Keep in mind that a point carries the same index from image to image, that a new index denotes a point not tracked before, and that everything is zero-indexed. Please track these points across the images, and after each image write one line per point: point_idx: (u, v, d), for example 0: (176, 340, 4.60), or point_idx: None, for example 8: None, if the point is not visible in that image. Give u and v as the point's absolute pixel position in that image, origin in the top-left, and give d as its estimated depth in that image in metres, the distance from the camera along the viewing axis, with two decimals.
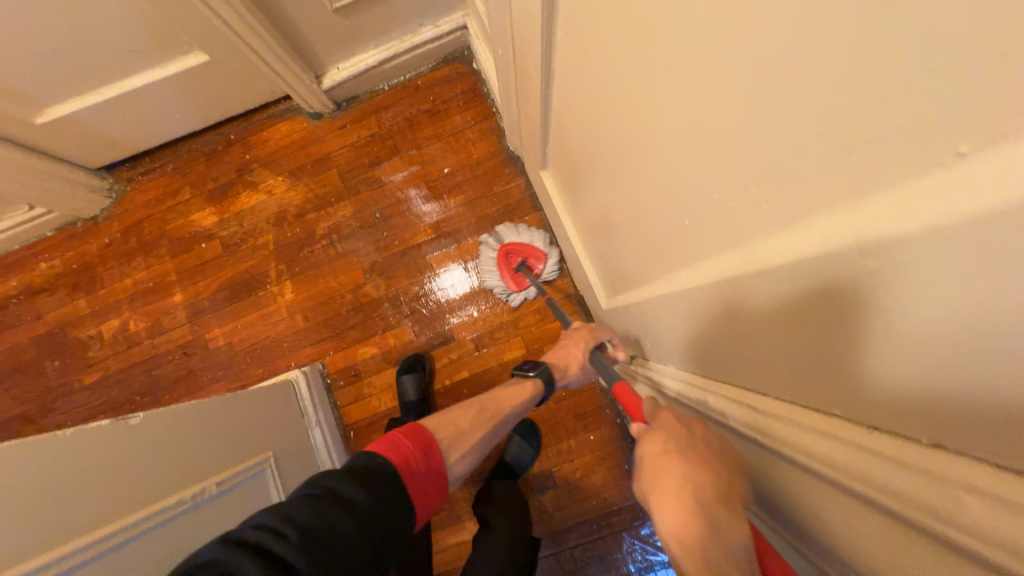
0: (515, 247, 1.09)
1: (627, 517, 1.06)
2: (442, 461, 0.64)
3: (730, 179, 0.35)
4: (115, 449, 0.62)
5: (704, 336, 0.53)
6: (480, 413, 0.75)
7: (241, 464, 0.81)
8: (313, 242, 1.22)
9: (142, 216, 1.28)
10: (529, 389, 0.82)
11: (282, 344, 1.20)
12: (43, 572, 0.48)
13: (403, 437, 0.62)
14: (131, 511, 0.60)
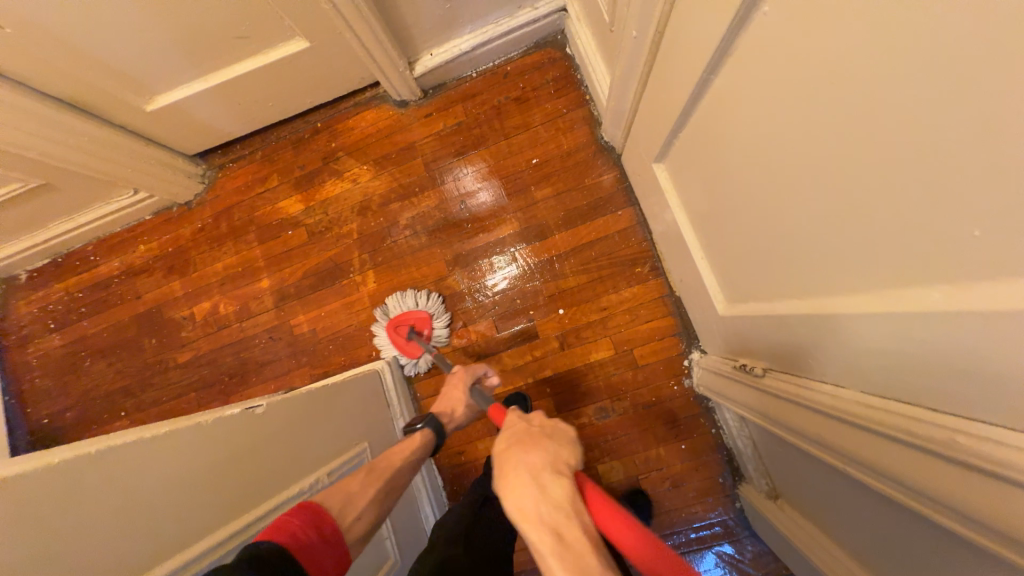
0: (400, 320, 1.14)
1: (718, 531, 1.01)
2: (337, 528, 0.59)
3: (914, 231, 0.35)
4: (246, 437, 0.63)
5: (844, 367, 0.52)
6: (369, 474, 0.70)
7: (344, 454, 0.82)
8: (396, 233, 1.21)
9: (232, 202, 1.31)
10: (415, 441, 0.81)
11: (365, 333, 1.21)
12: (197, 563, 0.49)
13: (287, 517, 0.57)
14: (261, 500, 0.61)
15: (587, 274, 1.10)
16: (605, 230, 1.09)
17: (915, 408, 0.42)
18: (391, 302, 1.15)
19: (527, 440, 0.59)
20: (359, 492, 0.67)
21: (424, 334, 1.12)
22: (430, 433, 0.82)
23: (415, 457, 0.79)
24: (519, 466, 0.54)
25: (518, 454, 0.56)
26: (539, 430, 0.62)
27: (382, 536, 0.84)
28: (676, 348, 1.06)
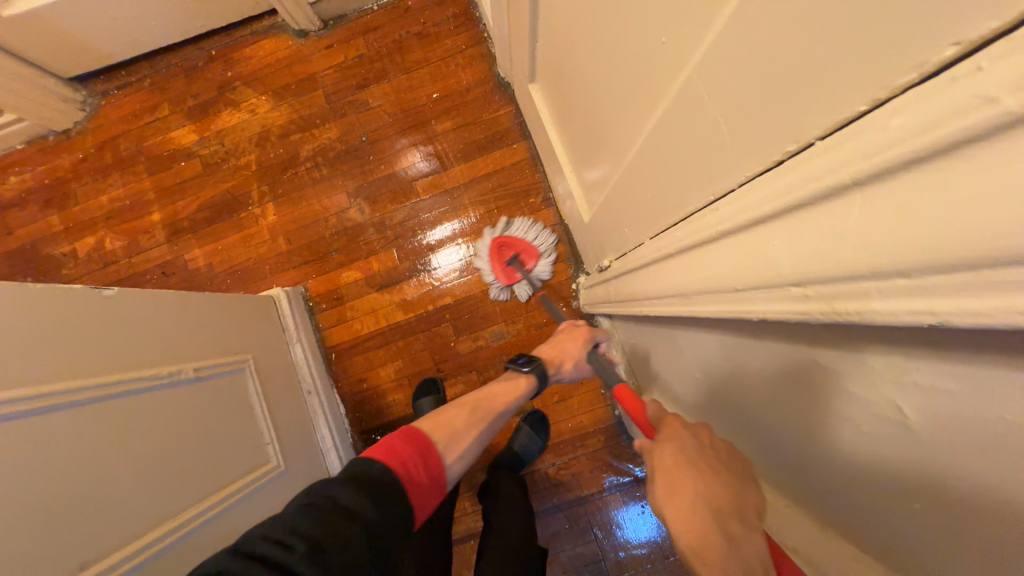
0: (508, 241, 1.10)
1: (601, 439, 1.10)
2: (441, 462, 0.58)
3: (636, 49, 0.40)
4: (100, 314, 0.64)
5: (636, 222, 0.58)
6: (473, 411, 0.68)
7: (220, 358, 0.83)
8: (296, 165, 1.20)
9: (118, 131, 1.24)
10: (519, 384, 0.77)
11: (264, 266, 1.19)
12: (18, 403, 0.50)
13: (400, 443, 0.56)
14: (111, 372, 0.62)
15: (485, 206, 1.15)
16: (500, 163, 1.15)
17: (662, 233, 0.48)
18: (515, 222, 1.11)
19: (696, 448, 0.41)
20: (465, 429, 0.64)
21: (528, 265, 1.10)
22: (535, 376, 0.78)
23: (514, 406, 0.75)
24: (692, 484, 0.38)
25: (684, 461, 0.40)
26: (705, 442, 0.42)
27: (263, 442, 0.85)
28: (565, 273, 1.13)
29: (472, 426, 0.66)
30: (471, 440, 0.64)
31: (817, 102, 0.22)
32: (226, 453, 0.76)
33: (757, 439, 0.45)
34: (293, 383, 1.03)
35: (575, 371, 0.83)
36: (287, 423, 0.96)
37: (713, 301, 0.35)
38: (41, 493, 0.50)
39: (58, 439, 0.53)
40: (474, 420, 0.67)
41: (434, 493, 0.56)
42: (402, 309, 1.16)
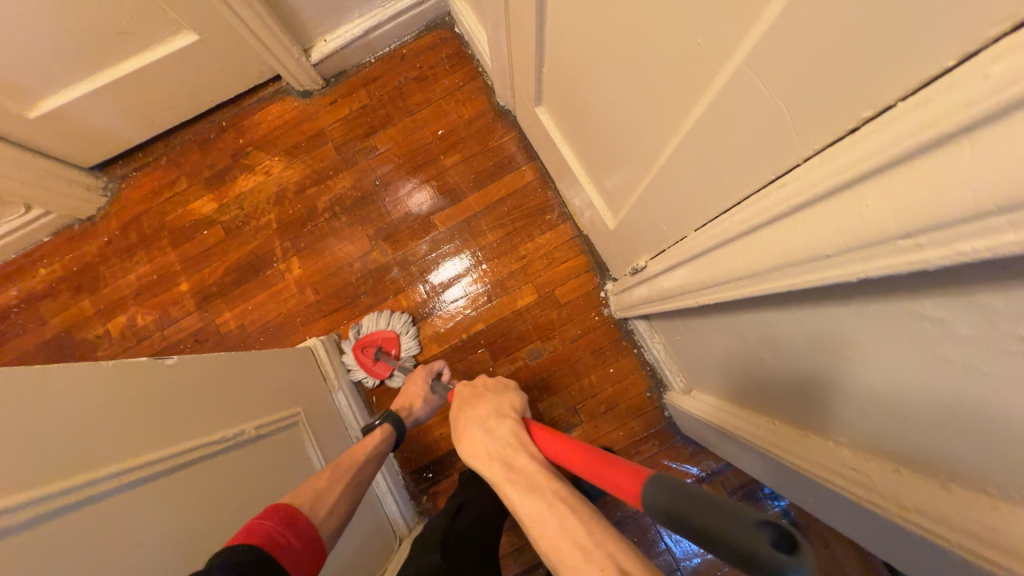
0: (366, 340, 1.14)
1: (655, 443, 1.09)
2: (310, 527, 0.64)
3: (666, 56, 0.43)
4: (161, 386, 0.65)
5: (674, 218, 0.60)
6: (334, 469, 0.78)
7: (276, 415, 0.83)
8: (316, 217, 1.23)
9: (141, 210, 1.28)
10: (378, 436, 0.90)
11: (295, 319, 1.21)
12: (103, 482, 0.51)
13: (260, 521, 0.60)
14: (180, 441, 0.63)
15: (503, 229, 1.18)
16: (513, 186, 1.18)
17: (713, 221, 0.50)
18: (363, 321, 1.16)
19: (473, 399, 0.74)
20: (327, 488, 0.73)
21: (392, 353, 1.13)
22: (390, 428, 0.92)
23: (381, 447, 0.88)
24: (467, 424, 0.66)
25: (483, 407, 0.68)
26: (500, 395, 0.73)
27: None
28: (592, 282, 1.14)
29: (336, 482, 0.75)
30: (336, 495, 0.72)
31: (896, 64, 0.24)
32: None
33: (851, 408, 0.45)
34: (341, 431, 1.03)
35: (426, 408, 1.00)
36: None
37: (791, 275, 0.37)
38: (133, 569, 0.50)
39: (136, 516, 0.53)
40: (337, 476, 0.76)
41: (305, 559, 0.61)
42: (437, 342, 1.17)
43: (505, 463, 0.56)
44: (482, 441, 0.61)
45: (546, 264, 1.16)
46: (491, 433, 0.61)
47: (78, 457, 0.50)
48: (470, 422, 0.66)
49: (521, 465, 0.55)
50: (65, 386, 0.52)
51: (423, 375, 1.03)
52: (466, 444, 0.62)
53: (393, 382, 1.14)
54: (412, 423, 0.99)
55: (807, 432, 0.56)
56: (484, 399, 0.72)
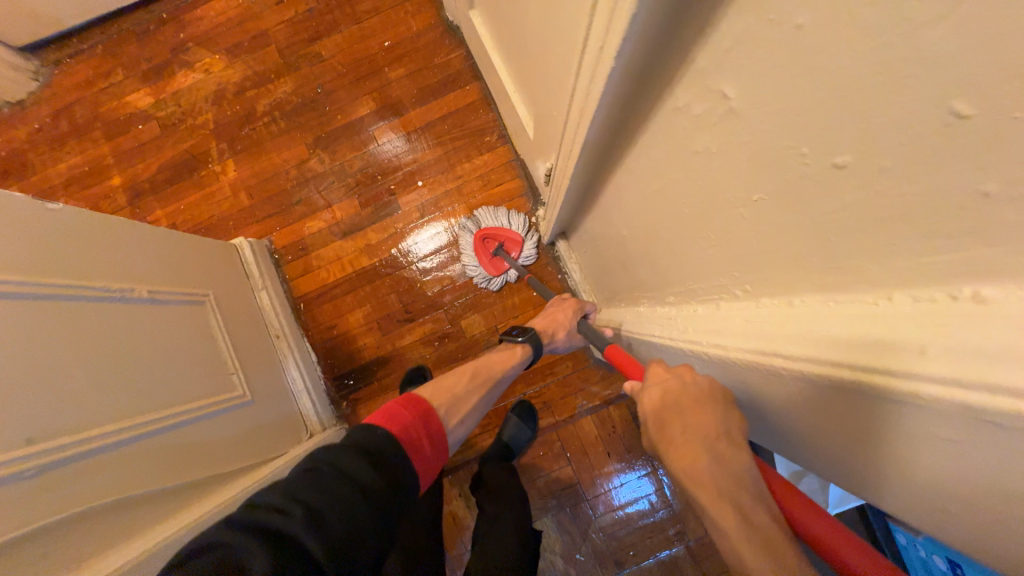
0: (491, 233, 1.10)
1: (570, 365, 1.13)
2: (441, 426, 0.59)
3: None
4: (55, 226, 0.65)
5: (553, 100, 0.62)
6: (472, 379, 0.73)
7: (180, 289, 0.84)
8: (254, 120, 1.21)
9: (73, 98, 1.24)
10: (516, 354, 0.82)
11: (228, 222, 1.20)
12: None
13: (399, 409, 0.56)
14: (70, 280, 0.64)
15: (442, 147, 1.18)
16: (455, 104, 1.17)
17: (566, 83, 0.51)
18: (481, 214, 1.12)
19: (685, 399, 0.45)
20: (464, 395, 0.69)
21: (513, 254, 1.09)
22: (528, 347, 0.82)
23: (512, 370, 0.81)
24: (693, 437, 0.42)
25: (681, 424, 0.43)
26: (695, 383, 0.46)
27: (225, 373, 0.86)
28: (525, 207, 1.15)
29: (471, 392, 0.71)
30: (469, 405, 0.69)
31: None
32: (185, 375, 0.77)
33: (665, 254, 0.48)
34: (259, 326, 1.04)
35: (568, 339, 0.89)
36: (254, 362, 0.97)
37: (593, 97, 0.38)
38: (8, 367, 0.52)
39: (20, 324, 0.55)
40: (475, 385, 0.73)
41: (436, 457, 0.56)
42: (367, 254, 1.18)
43: (741, 509, 0.37)
44: (707, 469, 0.39)
45: (481, 185, 1.16)
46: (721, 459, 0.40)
47: None
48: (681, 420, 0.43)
49: (762, 521, 0.37)
50: None
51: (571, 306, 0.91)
52: (682, 460, 0.41)
53: (494, 285, 1.13)
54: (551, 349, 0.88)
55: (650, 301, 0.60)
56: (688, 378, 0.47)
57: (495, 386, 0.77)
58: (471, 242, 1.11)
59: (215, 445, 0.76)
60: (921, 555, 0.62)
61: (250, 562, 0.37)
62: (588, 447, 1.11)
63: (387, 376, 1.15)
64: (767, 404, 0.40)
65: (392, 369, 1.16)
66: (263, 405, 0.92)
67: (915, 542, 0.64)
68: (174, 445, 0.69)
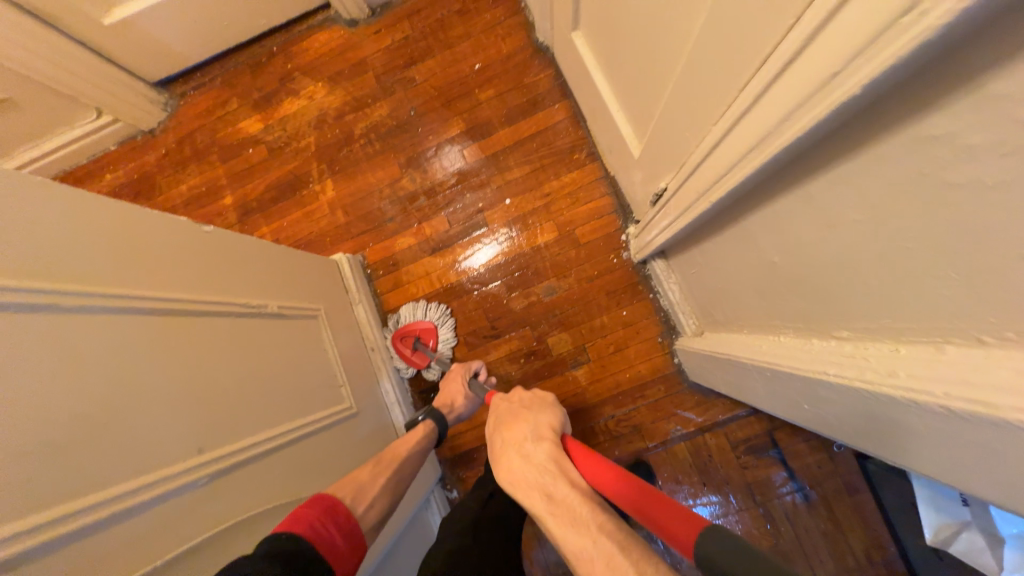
0: (407, 330, 1.17)
1: (661, 388, 1.08)
2: (349, 516, 0.64)
3: None
4: (205, 248, 0.72)
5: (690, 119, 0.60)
6: (378, 463, 0.76)
7: (299, 304, 0.89)
8: (352, 142, 1.28)
9: (195, 126, 1.36)
10: (419, 431, 0.90)
11: (325, 238, 1.27)
12: (153, 304, 0.59)
13: (303, 509, 0.61)
14: (216, 297, 0.70)
15: (530, 165, 1.18)
16: (544, 123, 1.18)
17: (725, 104, 0.49)
18: (402, 312, 1.20)
19: (509, 419, 0.66)
20: (370, 480, 0.72)
21: (430, 344, 1.16)
22: (432, 423, 0.92)
23: (423, 444, 0.87)
24: (509, 445, 0.58)
25: (503, 438, 0.60)
26: (514, 407, 0.70)
27: (334, 386, 0.89)
28: (614, 225, 1.13)
29: (377, 475, 0.74)
30: (377, 488, 0.72)
31: None
32: (305, 388, 0.81)
33: (848, 286, 0.43)
34: (357, 339, 1.08)
35: (468, 406, 0.99)
36: (356, 375, 1.00)
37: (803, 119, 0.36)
38: (171, 379, 0.57)
39: (178, 338, 0.61)
40: (381, 469, 0.76)
41: (345, 550, 0.60)
42: (454, 271, 1.20)
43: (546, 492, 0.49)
44: (519, 469, 0.53)
45: (569, 203, 1.16)
46: (529, 457, 0.54)
47: (136, 279, 0.58)
48: (511, 446, 0.58)
49: (563, 495, 0.48)
50: (130, 219, 0.60)
51: (460, 373, 1.03)
52: (501, 466, 0.56)
53: (431, 374, 1.16)
54: (454, 420, 0.99)
55: (807, 331, 0.55)
56: (522, 418, 0.65)
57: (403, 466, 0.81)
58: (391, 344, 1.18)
59: (329, 455, 0.79)
60: None
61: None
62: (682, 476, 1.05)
63: None
64: (962, 467, 0.35)
65: None
66: (364, 418, 0.95)
67: None
68: (300, 456, 0.73)
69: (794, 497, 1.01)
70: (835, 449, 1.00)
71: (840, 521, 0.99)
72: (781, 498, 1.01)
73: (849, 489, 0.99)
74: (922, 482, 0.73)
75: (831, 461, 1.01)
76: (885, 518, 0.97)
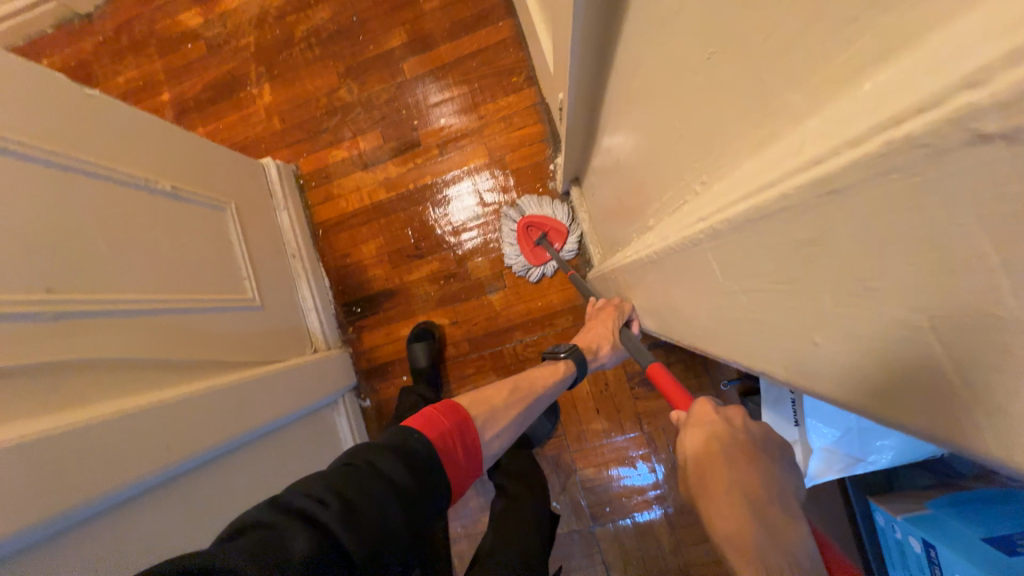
0: (535, 222, 1.09)
1: (570, 318, 1.11)
2: (476, 437, 0.60)
3: None
4: (89, 109, 0.71)
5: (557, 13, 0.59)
6: (512, 392, 0.72)
7: (202, 191, 0.89)
8: (292, 46, 1.24)
9: (133, 15, 1.31)
10: (557, 367, 0.81)
11: (260, 143, 1.26)
12: (16, 145, 0.58)
13: (440, 416, 0.58)
14: (98, 160, 0.70)
15: (468, 86, 1.16)
16: (485, 41, 1.15)
17: None
18: (523, 203, 1.10)
19: (734, 450, 0.45)
20: (502, 408, 0.68)
21: (555, 245, 1.08)
22: (572, 363, 0.82)
23: (557, 384, 0.79)
24: (736, 494, 0.41)
25: (728, 475, 0.42)
26: (745, 440, 0.45)
27: (236, 276, 0.91)
28: (544, 153, 1.13)
29: (509, 406, 0.69)
30: (507, 419, 0.68)
31: None
32: (198, 269, 0.83)
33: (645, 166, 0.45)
34: (277, 243, 1.10)
35: (612, 355, 0.85)
36: (268, 274, 1.02)
37: None
38: (33, 223, 0.58)
39: (47, 187, 0.61)
40: (513, 401, 0.71)
41: (467, 468, 0.57)
42: (385, 188, 1.20)
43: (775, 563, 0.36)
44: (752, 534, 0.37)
45: (503, 127, 1.15)
46: (768, 530, 0.38)
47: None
48: (729, 489, 0.41)
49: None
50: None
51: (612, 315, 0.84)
52: (721, 517, 0.40)
53: (532, 276, 1.11)
54: (594, 365, 0.86)
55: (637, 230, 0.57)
56: (736, 454, 0.44)
57: (535, 401, 0.75)
58: (513, 230, 1.11)
59: (221, 335, 0.82)
60: (896, 538, 0.60)
61: (293, 544, 0.39)
62: (578, 400, 1.11)
63: (394, 308, 1.20)
64: None
65: (399, 300, 1.20)
66: (271, 313, 0.99)
67: (892, 522, 0.61)
68: (180, 328, 0.75)
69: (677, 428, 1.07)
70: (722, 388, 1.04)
71: None
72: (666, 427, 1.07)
73: None
74: (768, 406, 0.77)
75: (716, 398, 1.06)
76: None
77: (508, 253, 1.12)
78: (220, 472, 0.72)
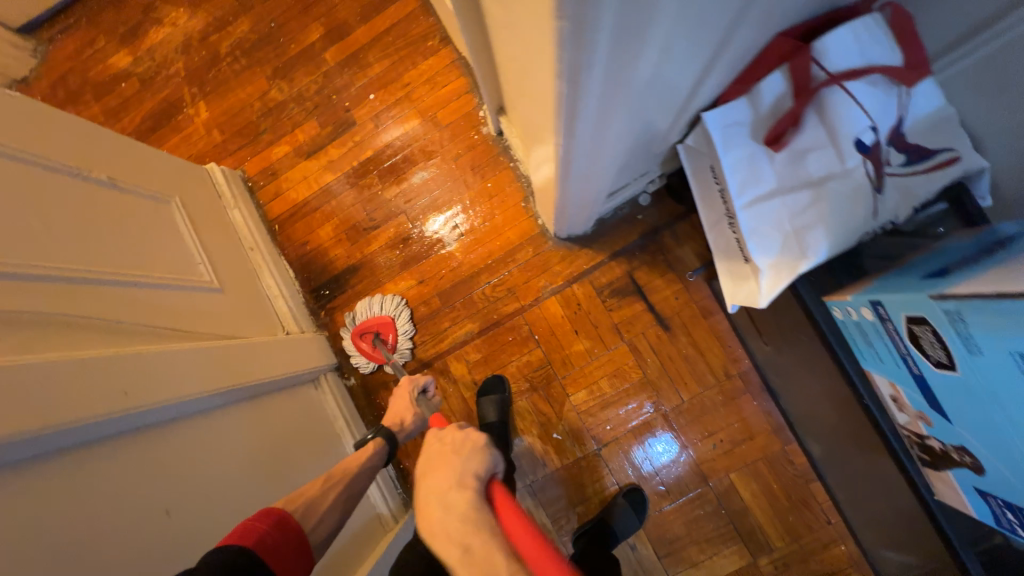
0: (363, 328, 1.16)
1: (529, 250, 1.13)
2: (297, 527, 0.64)
3: None
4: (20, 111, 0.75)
5: None
6: (326, 479, 0.74)
7: (144, 186, 0.92)
8: (220, 62, 1.30)
9: (66, 69, 1.37)
10: (367, 448, 0.84)
11: (204, 158, 1.29)
12: None
13: (252, 523, 0.60)
14: (29, 152, 0.74)
15: (389, 58, 1.22)
16: (395, 15, 1.22)
17: None
18: (358, 309, 1.18)
19: (442, 455, 0.59)
20: (322, 495, 0.71)
21: (389, 340, 1.15)
22: (380, 441, 0.85)
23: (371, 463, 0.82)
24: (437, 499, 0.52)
25: (440, 477, 0.54)
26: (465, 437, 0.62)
27: (189, 261, 0.93)
28: (472, 102, 1.18)
29: (328, 491, 0.72)
30: (328, 503, 0.71)
31: None
32: (147, 253, 0.85)
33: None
34: (233, 237, 1.13)
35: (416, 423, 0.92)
36: (224, 264, 1.03)
37: None
38: None
39: None
40: (334, 484, 0.74)
41: (292, 557, 0.61)
42: (330, 171, 1.24)
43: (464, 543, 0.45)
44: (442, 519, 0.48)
45: (428, 87, 1.19)
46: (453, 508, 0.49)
47: None
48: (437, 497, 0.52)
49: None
50: None
51: (411, 385, 0.96)
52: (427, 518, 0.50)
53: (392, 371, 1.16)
54: (405, 438, 0.92)
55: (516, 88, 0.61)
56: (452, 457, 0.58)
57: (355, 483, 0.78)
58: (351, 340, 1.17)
59: (179, 310, 0.84)
60: (853, 320, 0.60)
61: None
62: (556, 327, 1.11)
63: (362, 284, 1.21)
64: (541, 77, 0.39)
65: (366, 275, 1.21)
66: (234, 300, 1.00)
67: (846, 306, 0.61)
68: (130, 300, 0.77)
69: (656, 328, 1.07)
70: (689, 278, 1.06)
71: (697, 344, 1.06)
72: (646, 331, 1.07)
73: (704, 312, 1.06)
74: (720, 254, 0.80)
75: (686, 291, 1.07)
76: (737, 334, 1.04)
77: (360, 364, 1.17)
78: (187, 432, 0.73)
